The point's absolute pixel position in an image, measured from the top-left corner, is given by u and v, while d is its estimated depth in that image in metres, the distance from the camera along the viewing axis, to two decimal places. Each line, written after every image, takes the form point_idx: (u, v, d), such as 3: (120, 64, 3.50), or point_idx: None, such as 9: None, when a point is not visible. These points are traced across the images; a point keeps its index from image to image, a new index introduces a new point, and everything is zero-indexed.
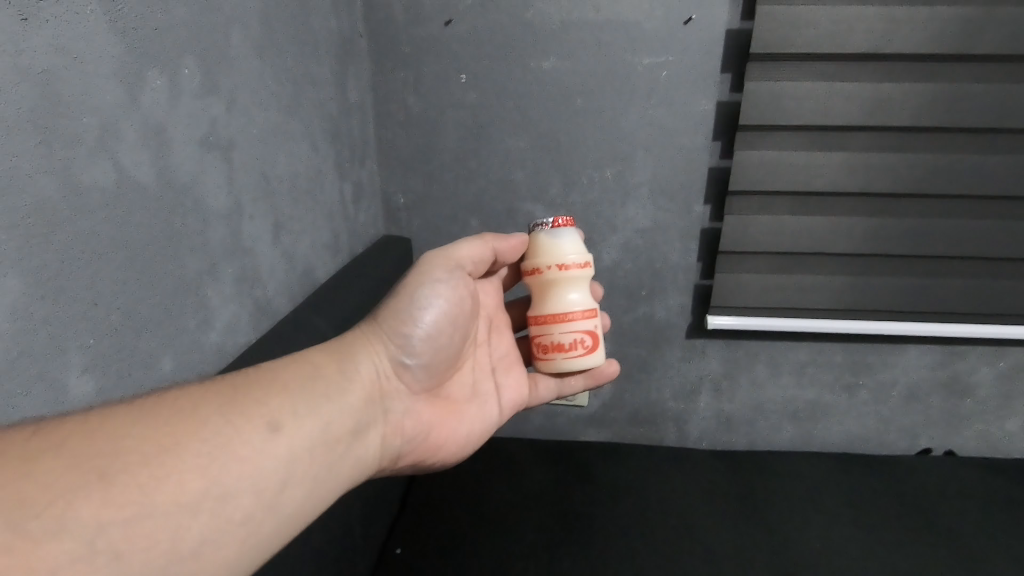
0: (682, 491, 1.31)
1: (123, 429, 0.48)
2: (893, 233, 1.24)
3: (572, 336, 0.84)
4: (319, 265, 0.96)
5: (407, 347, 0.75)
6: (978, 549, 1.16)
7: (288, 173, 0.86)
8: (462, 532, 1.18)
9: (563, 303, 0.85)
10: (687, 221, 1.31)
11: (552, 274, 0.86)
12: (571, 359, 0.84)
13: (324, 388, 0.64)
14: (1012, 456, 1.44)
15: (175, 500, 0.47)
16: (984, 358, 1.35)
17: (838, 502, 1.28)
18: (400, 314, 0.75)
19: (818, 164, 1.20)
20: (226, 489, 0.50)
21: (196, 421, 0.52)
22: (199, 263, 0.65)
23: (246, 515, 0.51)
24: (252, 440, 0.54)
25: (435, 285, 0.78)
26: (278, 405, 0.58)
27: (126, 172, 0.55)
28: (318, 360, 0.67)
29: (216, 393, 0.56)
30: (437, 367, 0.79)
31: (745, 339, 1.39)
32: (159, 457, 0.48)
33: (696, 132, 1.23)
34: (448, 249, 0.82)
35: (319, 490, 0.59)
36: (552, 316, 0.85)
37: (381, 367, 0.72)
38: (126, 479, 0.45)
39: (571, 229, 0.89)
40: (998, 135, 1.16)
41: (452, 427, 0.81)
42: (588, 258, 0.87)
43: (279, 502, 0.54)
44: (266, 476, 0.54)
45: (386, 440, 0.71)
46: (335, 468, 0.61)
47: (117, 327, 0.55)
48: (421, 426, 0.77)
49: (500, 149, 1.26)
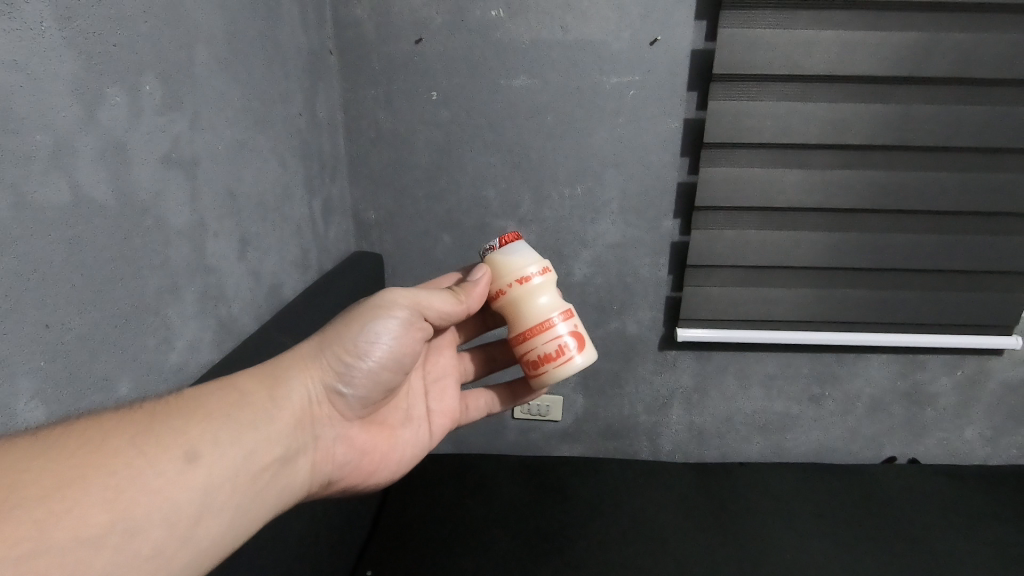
0: (655, 505, 1.32)
1: (25, 460, 0.46)
2: (855, 246, 1.25)
3: (555, 342, 0.76)
4: (284, 281, 1.01)
5: (347, 376, 0.71)
6: (947, 557, 1.16)
7: (253, 191, 0.90)
8: (434, 553, 1.19)
9: (534, 315, 0.77)
10: (657, 236, 1.31)
11: (516, 291, 0.78)
12: (562, 366, 0.76)
13: (251, 417, 0.62)
14: (971, 464, 1.49)
15: (75, 536, 0.45)
16: (943, 367, 1.40)
17: (807, 511, 1.30)
18: (344, 344, 0.71)
19: (781, 181, 1.19)
20: (134, 523, 0.48)
21: (104, 453, 0.50)
22: (161, 280, 0.69)
23: (154, 549, 0.50)
24: (164, 473, 0.52)
25: (389, 320, 0.73)
26: (197, 435, 0.56)
27: (82, 189, 0.57)
28: (248, 384, 0.64)
29: (128, 422, 0.53)
30: (376, 395, 0.76)
31: (715, 351, 1.40)
32: (60, 490, 0.46)
33: (663, 149, 1.23)
34: (417, 290, 0.77)
35: (238, 521, 0.58)
36: (529, 331, 0.77)
37: (316, 393, 0.70)
38: (23, 515, 0.43)
39: (521, 242, 0.82)
40: (955, 153, 1.17)
41: (385, 450, 0.82)
42: (545, 263, 0.80)
43: (193, 535, 0.53)
44: (180, 508, 0.52)
45: (315, 466, 0.71)
46: (257, 498, 0.60)
47: (68, 351, 0.57)
48: (353, 451, 0.76)
49: (471, 167, 1.28)
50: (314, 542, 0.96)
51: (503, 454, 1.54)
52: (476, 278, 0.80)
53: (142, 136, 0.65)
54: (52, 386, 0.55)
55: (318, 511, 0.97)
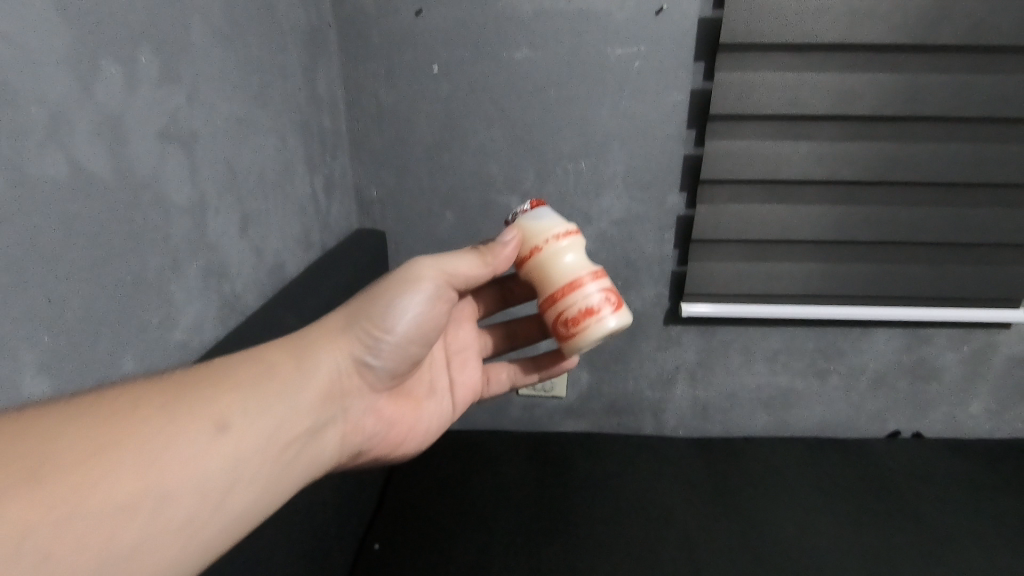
0: (659, 481, 1.33)
1: (58, 428, 0.46)
2: (864, 219, 1.23)
3: (596, 296, 0.76)
4: (287, 259, 1.00)
5: (374, 349, 0.71)
6: (949, 532, 1.17)
7: (253, 168, 0.89)
8: (440, 529, 1.20)
9: (571, 270, 0.76)
10: (662, 211, 1.29)
11: (552, 247, 0.77)
12: (605, 318, 0.75)
13: (280, 388, 0.62)
14: (975, 438, 1.49)
15: (110, 503, 0.45)
16: (950, 341, 1.39)
17: (812, 487, 1.31)
18: (370, 317, 0.71)
19: (789, 153, 1.17)
20: (168, 491, 0.49)
21: (135, 421, 0.50)
22: (162, 257, 0.69)
23: (187, 516, 0.50)
24: (196, 443, 0.52)
25: (415, 294, 0.73)
26: (227, 405, 0.56)
27: (80, 165, 0.57)
28: (277, 356, 0.64)
29: (159, 391, 0.53)
30: (402, 368, 0.77)
31: (720, 327, 1.40)
32: (94, 458, 0.46)
33: (668, 122, 1.21)
34: (442, 259, 0.76)
35: (270, 489, 0.59)
36: (569, 285, 0.76)
37: (343, 365, 0.70)
38: (59, 480, 0.43)
39: (547, 207, 0.82)
40: (967, 124, 1.15)
41: (410, 422, 0.83)
42: (574, 225, 0.81)
43: (225, 504, 0.53)
44: (211, 477, 0.52)
45: (343, 438, 0.71)
46: (286, 468, 0.60)
47: (71, 327, 0.57)
48: (380, 423, 0.77)
49: (473, 142, 1.26)
50: (323, 519, 0.98)
51: (508, 430, 1.55)
52: (505, 240, 0.79)
53: (139, 111, 0.64)
54: (55, 361, 0.55)
55: (326, 488, 0.98)
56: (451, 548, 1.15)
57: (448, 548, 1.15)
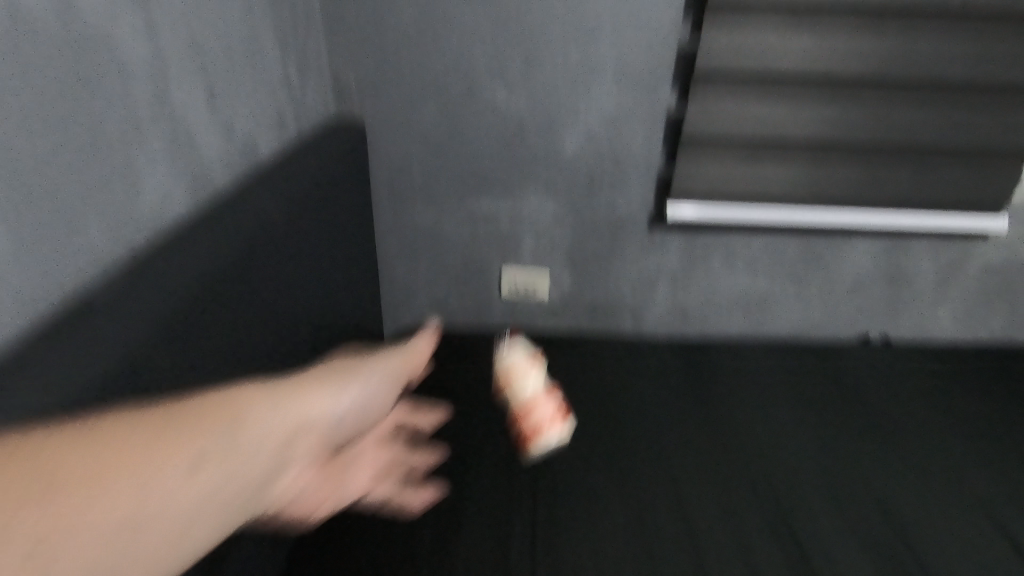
0: (636, 376, 1.37)
1: (54, 442, 0.45)
2: (857, 120, 1.21)
3: (548, 416, 1.08)
4: (260, 141, 0.96)
5: (333, 426, 0.66)
6: (903, 429, 1.24)
7: (218, 37, 0.84)
8: (423, 413, 1.23)
9: (533, 393, 1.08)
10: (652, 107, 1.25)
11: (519, 375, 1.09)
12: (555, 428, 1.08)
13: (246, 440, 0.55)
14: (941, 342, 1.55)
15: (93, 530, 0.43)
16: (927, 247, 1.41)
17: (781, 386, 1.35)
18: (322, 384, 0.66)
19: (786, 46, 1.13)
20: (139, 525, 0.46)
21: (133, 448, 0.48)
22: (122, 120, 0.66)
23: (153, 550, 0.47)
24: (175, 475, 0.49)
25: (365, 377, 0.72)
26: (207, 443, 0.52)
27: (18, 3, 0.53)
28: (241, 401, 0.57)
29: (144, 424, 0.50)
30: (344, 438, 0.71)
31: (704, 230, 1.40)
32: (85, 484, 0.44)
33: (660, 8, 1.15)
34: (382, 359, 0.77)
35: (226, 528, 0.54)
36: (529, 404, 1.08)
37: (308, 417, 0.62)
38: (58, 503, 0.42)
39: (518, 336, 1.14)
40: (971, 18, 1.11)
41: (334, 487, 0.74)
42: (535, 349, 1.14)
43: (180, 546, 0.49)
44: (174, 515, 0.49)
45: (284, 491, 0.63)
46: (241, 514, 0.55)
47: (29, 178, 0.56)
48: (311, 485, 0.68)
49: (455, 25, 1.19)
50: None
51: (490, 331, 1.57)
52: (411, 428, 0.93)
53: None
54: (16, 213, 0.55)
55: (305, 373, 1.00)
56: (434, 430, 1.19)
57: (431, 430, 1.19)
